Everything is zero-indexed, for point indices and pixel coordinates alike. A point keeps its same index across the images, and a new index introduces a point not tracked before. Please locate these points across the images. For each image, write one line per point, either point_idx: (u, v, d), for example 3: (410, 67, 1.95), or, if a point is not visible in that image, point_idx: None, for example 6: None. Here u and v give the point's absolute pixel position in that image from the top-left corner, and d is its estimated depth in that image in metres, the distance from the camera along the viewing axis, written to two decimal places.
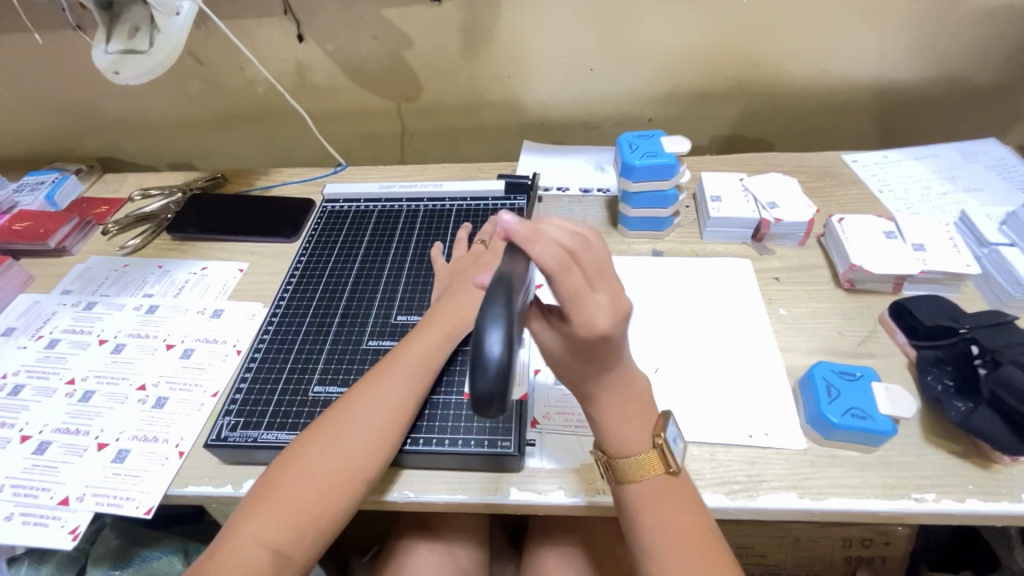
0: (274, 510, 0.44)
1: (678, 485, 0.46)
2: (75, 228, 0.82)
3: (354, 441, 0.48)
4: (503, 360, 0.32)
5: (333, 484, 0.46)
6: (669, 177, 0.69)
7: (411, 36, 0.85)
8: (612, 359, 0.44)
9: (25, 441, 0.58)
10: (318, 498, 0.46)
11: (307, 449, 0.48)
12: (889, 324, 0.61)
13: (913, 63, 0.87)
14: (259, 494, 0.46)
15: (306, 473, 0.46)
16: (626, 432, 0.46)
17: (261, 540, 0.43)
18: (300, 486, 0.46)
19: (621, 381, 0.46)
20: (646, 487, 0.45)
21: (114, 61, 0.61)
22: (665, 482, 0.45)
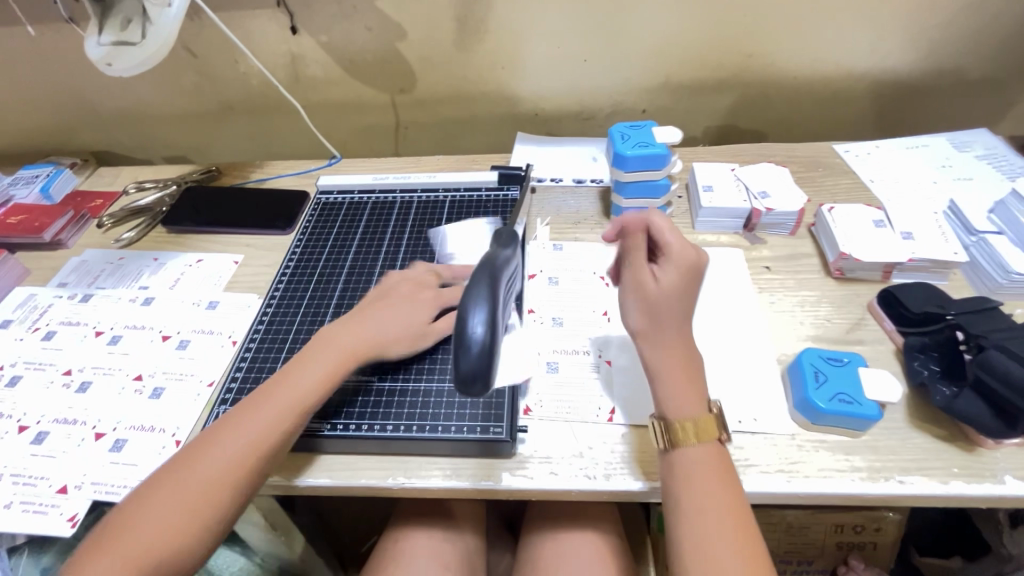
0: (178, 494, 0.45)
1: (723, 455, 0.46)
2: (70, 221, 0.82)
3: (258, 423, 0.49)
4: (485, 341, 0.39)
5: (236, 465, 0.47)
6: (661, 167, 0.69)
7: (404, 28, 0.85)
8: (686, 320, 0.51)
9: (23, 431, 0.59)
10: (220, 479, 0.46)
11: (213, 433, 0.48)
12: (877, 312, 0.62)
13: (906, 53, 0.87)
14: (159, 477, 0.46)
15: (212, 455, 0.47)
16: (680, 392, 0.48)
17: (157, 523, 0.44)
18: (204, 469, 0.46)
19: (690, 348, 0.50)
20: (694, 457, 0.46)
21: (107, 53, 0.61)
22: (714, 450, 0.46)
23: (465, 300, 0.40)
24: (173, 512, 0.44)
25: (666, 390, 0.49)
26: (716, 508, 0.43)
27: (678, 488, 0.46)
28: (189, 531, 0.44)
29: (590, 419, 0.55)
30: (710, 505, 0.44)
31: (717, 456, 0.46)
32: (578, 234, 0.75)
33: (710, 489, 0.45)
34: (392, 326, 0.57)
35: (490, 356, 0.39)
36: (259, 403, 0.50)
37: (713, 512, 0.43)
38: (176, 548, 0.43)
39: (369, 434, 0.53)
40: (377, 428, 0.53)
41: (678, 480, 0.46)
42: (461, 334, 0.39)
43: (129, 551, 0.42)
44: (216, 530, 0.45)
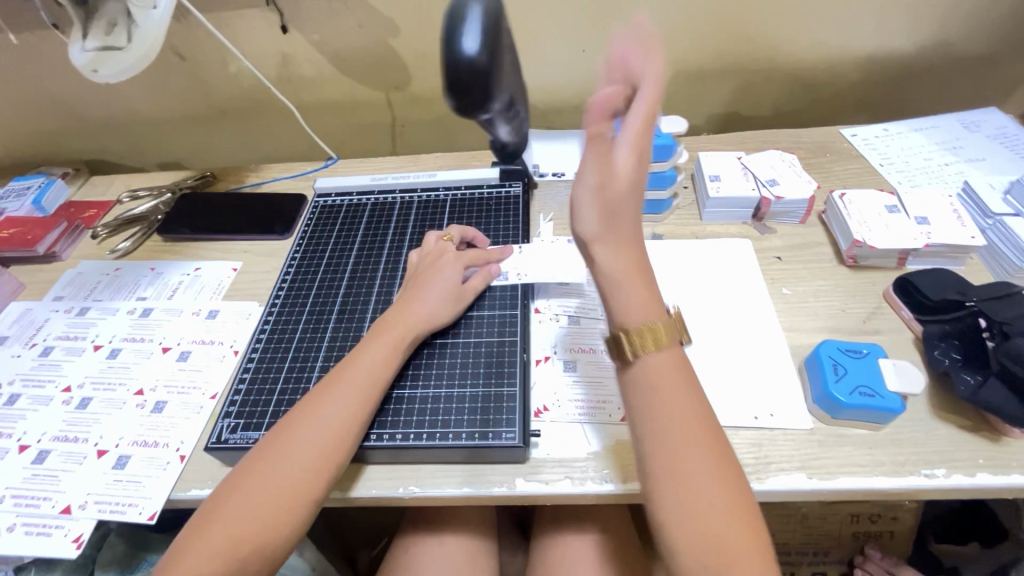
0: (263, 481, 0.46)
1: (685, 364, 0.45)
2: (64, 233, 0.81)
3: (337, 408, 0.50)
4: (477, 45, 0.45)
5: (322, 449, 0.48)
6: (665, 159, 0.68)
7: (396, 23, 0.83)
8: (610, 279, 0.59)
9: (23, 451, 0.57)
10: (311, 468, 0.47)
11: (289, 425, 0.49)
12: (893, 299, 0.60)
13: (912, 32, 0.85)
14: (243, 470, 0.47)
15: (297, 445, 0.48)
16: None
17: (252, 510, 0.45)
18: (292, 456, 0.47)
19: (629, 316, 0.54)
20: (652, 373, 0.44)
21: (93, 59, 0.59)
22: (678, 356, 0.44)
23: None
24: (266, 496, 0.45)
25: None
26: (683, 424, 0.41)
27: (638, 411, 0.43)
28: (281, 519, 0.45)
29: (602, 419, 0.54)
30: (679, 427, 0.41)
31: (681, 368, 0.44)
32: None
33: (675, 401, 0.42)
34: (440, 299, 0.59)
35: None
36: (331, 392, 0.51)
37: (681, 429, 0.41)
38: (265, 538, 0.44)
39: (377, 442, 0.52)
40: (387, 437, 0.52)
41: (636, 401, 0.43)
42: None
43: (225, 539, 0.43)
44: (307, 517, 0.46)
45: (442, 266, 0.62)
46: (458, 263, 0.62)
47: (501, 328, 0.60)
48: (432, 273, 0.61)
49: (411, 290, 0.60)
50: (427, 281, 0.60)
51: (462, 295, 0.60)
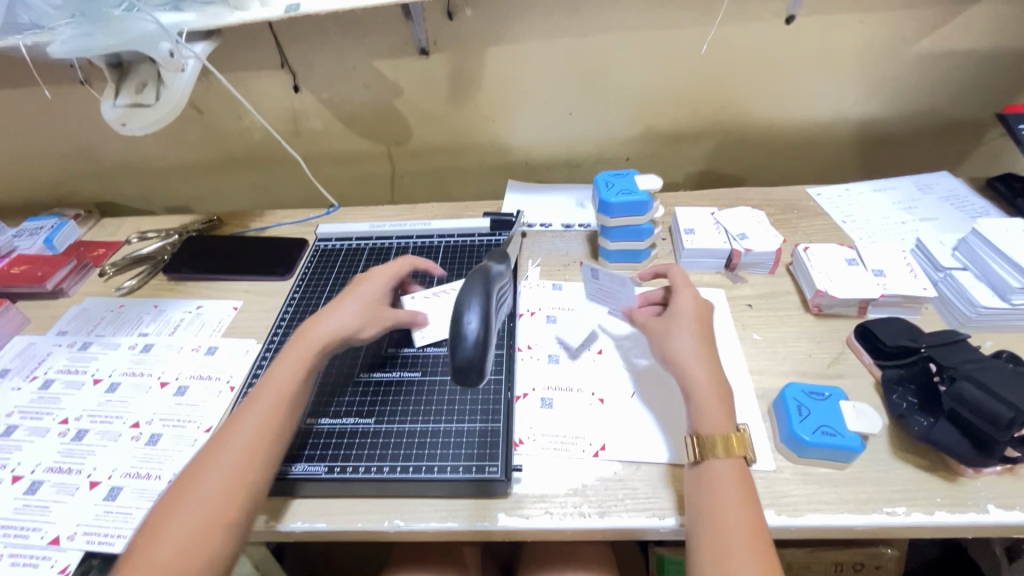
0: (184, 509, 0.46)
1: (744, 473, 0.50)
2: (73, 271, 0.84)
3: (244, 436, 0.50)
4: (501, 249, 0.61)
5: (231, 478, 0.48)
6: (643, 213, 0.73)
7: (400, 85, 0.91)
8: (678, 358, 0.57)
9: (16, 482, 0.59)
10: (216, 497, 0.47)
11: (207, 454, 0.50)
12: (855, 346, 0.64)
13: (867, 104, 0.94)
14: (155, 519, 0.46)
15: (216, 470, 0.48)
16: (704, 410, 0.53)
17: (172, 547, 0.44)
18: (201, 489, 0.47)
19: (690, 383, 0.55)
20: (716, 474, 0.49)
21: (123, 114, 0.65)
22: (738, 466, 0.50)
23: (464, 302, 0.48)
24: (181, 533, 0.45)
25: (693, 406, 0.53)
26: (738, 517, 0.46)
27: (700, 500, 0.49)
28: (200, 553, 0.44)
29: (577, 455, 0.56)
30: (728, 516, 0.46)
31: (740, 475, 0.49)
32: (568, 276, 0.78)
33: (731, 500, 0.47)
34: (351, 320, 0.60)
35: (483, 350, 0.46)
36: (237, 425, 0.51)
37: (730, 514, 0.46)
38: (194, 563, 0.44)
39: (365, 475, 0.54)
40: (374, 470, 0.54)
41: (699, 492, 0.49)
42: (459, 330, 0.47)
43: None
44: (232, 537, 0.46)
45: (360, 286, 0.64)
46: (378, 283, 0.64)
47: None
48: (352, 291, 0.63)
49: (318, 316, 0.61)
50: (341, 301, 0.62)
51: (370, 308, 0.60)
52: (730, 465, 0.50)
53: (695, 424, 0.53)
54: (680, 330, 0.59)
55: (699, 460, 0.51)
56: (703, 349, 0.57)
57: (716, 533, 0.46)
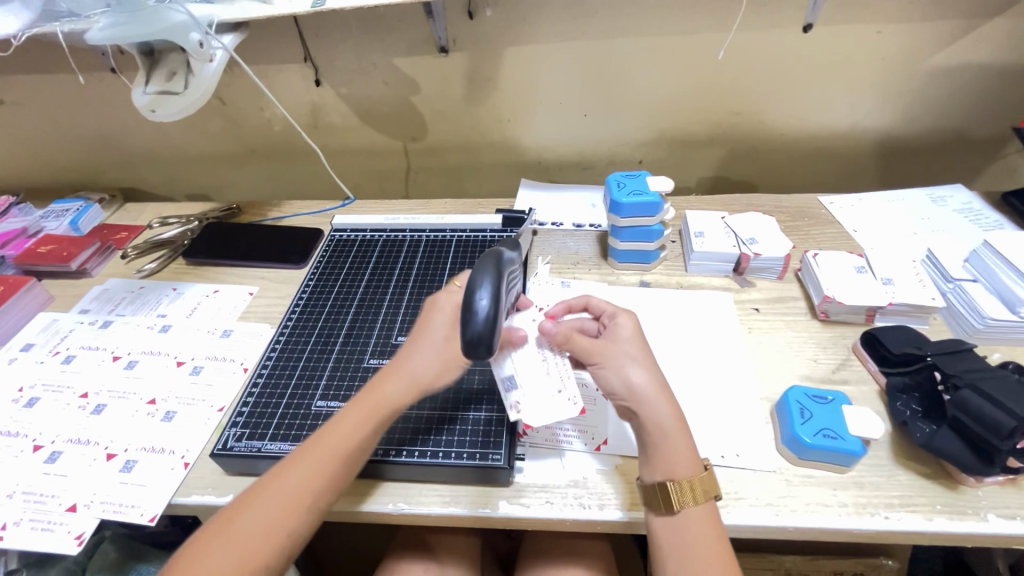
0: (222, 548, 0.45)
1: (713, 513, 0.49)
2: (96, 252, 0.87)
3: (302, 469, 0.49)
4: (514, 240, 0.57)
5: (289, 504, 0.48)
6: (653, 215, 0.74)
7: (418, 82, 0.92)
8: (631, 394, 0.52)
9: (37, 450, 0.61)
10: (265, 526, 0.47)
11: (255, 490, 0.49)
12: (861, 352, 0.65)
13: (884, 115, 0.94)
14: (192, 548, 0.46)
15: (256, 513, 0.47)
16: (673, 454, 0.50)
17: None
18: (261, 504, 0.47)
19: (660, 420, 0.51)
20: (690, 521, 0.48)
21: (152, 100, 0.67)
22: (708, 511, 0.49)
23: (473, 280, 0.45)
24: (235, 543, 0.45)
25: (656, 451, 0.51)
26: (710, 561, 0.46)
27: (673, 549, 0.47)
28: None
29: (578, 448, 0.57)
30: (705, 561, 0.46)
31: (711, 519, 0.48)
32: (576, 274, 0.79)
33: (704, 544, 0.47)
34: (436, 361, 0.53)
35: (494, 325, 0.44)
36: (301, 456, 0.50)
37: (706, 560, 0.46)
38: None
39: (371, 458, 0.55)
40: (380, 453, 0.55)
41: (675, 541, 0.48)
42: (470, 304, 0.44)
43: None
44: None
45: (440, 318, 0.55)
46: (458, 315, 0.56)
47: None
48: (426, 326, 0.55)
49: (408, 345, 0.56)
50: (423, 338, 0.55)
51: (454, 356, 0.53)
52: (698, 513, 0.48)
53: (665, 470, 0.50)
54: (630, 357, 0.54)
55: (670, 511, 0.49)
56: (651, 377, 0.53)
57: None
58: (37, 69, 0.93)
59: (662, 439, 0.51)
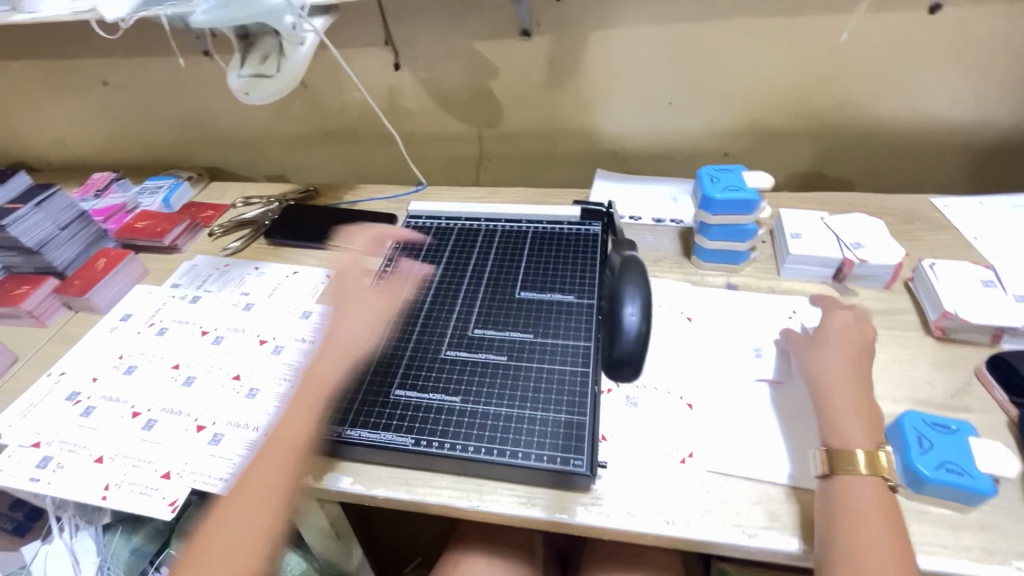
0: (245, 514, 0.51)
1: (887, 495, 0.48)
2: (186, 229, 0.91)
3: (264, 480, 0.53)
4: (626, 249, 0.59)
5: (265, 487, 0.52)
6: (748, 213, 0.69)
7: (498, 67, 0.90)
8: (823, 372, 0.55)
9: (135, 417, 0.64)
10: (253, 530, 0.50)
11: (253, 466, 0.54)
12: (986, 378, 0.58)
13: (1017, 108, 0.83)
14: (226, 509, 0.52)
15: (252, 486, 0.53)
16: (850, 424, 0.51)
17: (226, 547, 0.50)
18: (246, 478, 0.53)
19: (834, 395, 0.53)
20: (860, 494, 0.47)
21: (245, 84, 0.68)
22: (879, 487, 0.48)
23: (621, 293, 0.49)
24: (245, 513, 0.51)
25: (831, 419, 0.52)
26: (881, 543, 0.45)
27: (836, 519, 0.47)
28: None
29: (661, 458, 0.54)
30: (876, 539, 0.45)
31: (882, 495, 0.47)
32: (657, 273, 0.75)
33: (875, 525, 0.45)
34: None
35: (643, 342, 0.47)
36: (265, 446, 0.55)
37: (872, 537, 0.45)
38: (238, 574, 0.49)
39: (449, 452, 0.54)
40: (458, 448, 0.54)
41: (829, 512, 0.47)
42: (619, 322, 0.47)
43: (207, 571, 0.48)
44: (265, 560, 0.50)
45: None
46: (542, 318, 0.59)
47: (573, 358, 0.62)
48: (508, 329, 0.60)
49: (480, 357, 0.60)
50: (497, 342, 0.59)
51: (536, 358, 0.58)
52: (869, 485, 0.48)
53: (837, 438, 0.51)
54: (836, 349, 0.57)
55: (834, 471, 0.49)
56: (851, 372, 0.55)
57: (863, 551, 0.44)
58: (138, 52, 0.98)
59: (838, 410, 0.52)
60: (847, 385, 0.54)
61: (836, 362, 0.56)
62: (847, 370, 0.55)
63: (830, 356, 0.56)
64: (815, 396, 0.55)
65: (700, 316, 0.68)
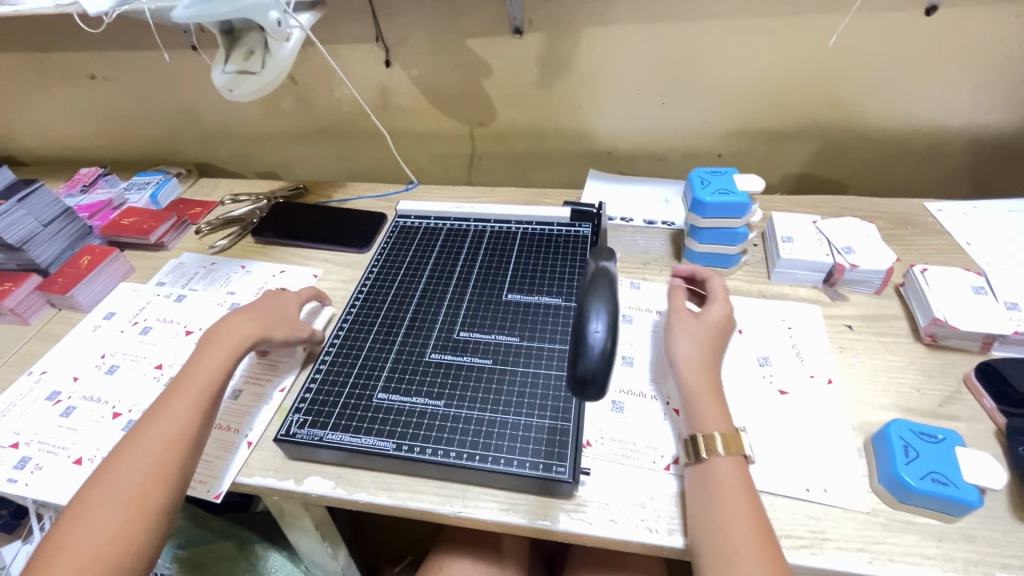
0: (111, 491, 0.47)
1: (745, 471, 0.49)
2: (173, 226, 0.90)
3: (138, 464, 0.49)
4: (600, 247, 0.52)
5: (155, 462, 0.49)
6: (740, 216, 0.68)
7: (489, 65, 0.89)
8: (680, 359, 0.57)
9: (116, 417, 0.63)
10: (115, 526, 0.45)
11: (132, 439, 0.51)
12: (974, 385, 0.57)
13: (1013, 112, 0.82)
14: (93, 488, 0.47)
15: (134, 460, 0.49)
16: (705, 411, 0.53)
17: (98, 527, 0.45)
18: (136, 454, 0.49)
19: (692, 380, 0.55)
20: (719, 474, 0.49)
21: (230, 80, 0.67)
22: (737, 463, 0.49)
23: (586, 307, 0.43)
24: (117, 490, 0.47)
25: (693, 408, 0.53)
26: (739, 520, 0.46)
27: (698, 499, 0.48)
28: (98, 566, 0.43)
29: (647, 466, 0.54)
30: (733, 517, 0.46)
31: (739, 470, 0.49)
32: (647, 277, 0.75)
33: (735, 505, 0.47)
34: None
35: (608, 361, 0.41)
36: (151, 422, 0.52)
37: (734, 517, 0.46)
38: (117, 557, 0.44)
39: (431, 458, 0.54)
40: (440, 454, 0.54)
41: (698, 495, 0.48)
42: (584, 337, 0.41)
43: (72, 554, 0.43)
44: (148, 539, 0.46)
45: None
46: None
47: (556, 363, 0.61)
48: None
49: None
50: None
51: None
52: (723, 465, 0.49)
53: (696, 426, 0.52)
54: (688, 332, 0.59)
55: (699, 459, 0.50)
56: (704, 358, 0.56)
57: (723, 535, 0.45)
58: (125, 47, 0.97)
59: (692, 398, 0.54)
60: (699, 372, 0.55)
61: (685, 347, 0.58)
62: (700, 359, 0.56)
63: (683, 342, 0.58)
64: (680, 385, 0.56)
65: None
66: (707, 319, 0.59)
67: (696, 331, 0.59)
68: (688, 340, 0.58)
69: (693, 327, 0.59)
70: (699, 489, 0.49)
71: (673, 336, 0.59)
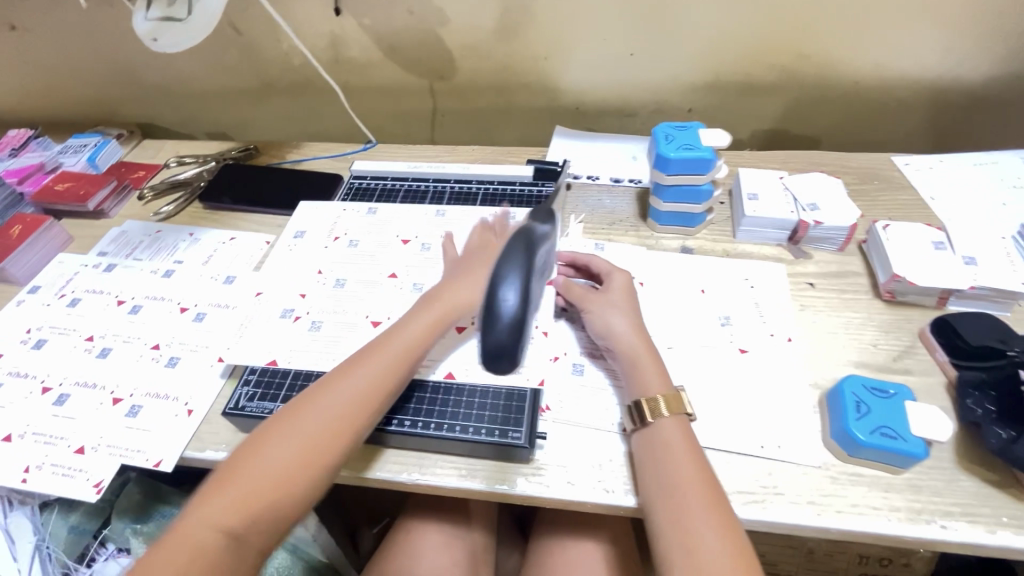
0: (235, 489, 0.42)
1: (689, 430, 0.50)
2: (113, 191, 0.84)
3: (272, 465, 0.43)
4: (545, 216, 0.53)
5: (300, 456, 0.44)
6: (704, 172, 0.66)
7: (446, 13, 0.83)
8: (616, 335, 0.56)
9: (45, 393, 0.61)
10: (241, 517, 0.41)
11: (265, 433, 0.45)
12: (929, 340, 0.58)
13: (982, 61, 0.81)
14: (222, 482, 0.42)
15: (266, 458, 0.44)
16: (646, 372, 0.53)
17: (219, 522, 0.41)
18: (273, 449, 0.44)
19: (635, 348, 0.55)
20: (667, 434, 0.49)
21: (152, 28, 0.62)
22: (680, 422, 0.50)
23: (501, 275, 0.47)
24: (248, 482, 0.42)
25: (636, 371, 0.53)
26: (687, 477, 0.46)
27: (651, 462, 0.48)
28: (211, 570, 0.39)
29: (605, 428, 0.53)
30: (683, 475, 0.46)
31: (683, 430, 0.49)
32: (612, 236, 0.73)
33: (681, 461, 0.47)
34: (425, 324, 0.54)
35: (515, 331, 0.47)
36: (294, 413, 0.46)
37: (683, 476, 0.46)
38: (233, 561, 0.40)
39: (385, 427, 0.53)
40: (395, 422, 0.53)
41: (648, 453, 0.49)
42: (495, 306, 0.46)
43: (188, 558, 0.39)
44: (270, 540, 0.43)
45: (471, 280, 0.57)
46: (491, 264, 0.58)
47: None
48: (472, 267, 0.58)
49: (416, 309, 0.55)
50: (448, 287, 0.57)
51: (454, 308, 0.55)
52: (669, 424, 0.49)
53: (639, 391, 0.52)
54: (610, 307, 0.58)
55: (643, 423, 0.50)
56: (635, 323, 0.57)
57: (675, 495, 0.45)
58: None
59: (636, 364, 0.54)
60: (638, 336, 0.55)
61: (620, 322, 0.56)
62: (632, 327, 0.56)
63: (613, 318, 0.57)
64: (625, 354, 0.55)
65: (653, 279, 0.66)
66: (615, 290, 0.59)
67: (619, 301, 0.58)
68: (615, 313, 0.57)
69: (609, 299, 0.59)
70: (650, 454, 0.49)
71: (599, 315, 0.58)
